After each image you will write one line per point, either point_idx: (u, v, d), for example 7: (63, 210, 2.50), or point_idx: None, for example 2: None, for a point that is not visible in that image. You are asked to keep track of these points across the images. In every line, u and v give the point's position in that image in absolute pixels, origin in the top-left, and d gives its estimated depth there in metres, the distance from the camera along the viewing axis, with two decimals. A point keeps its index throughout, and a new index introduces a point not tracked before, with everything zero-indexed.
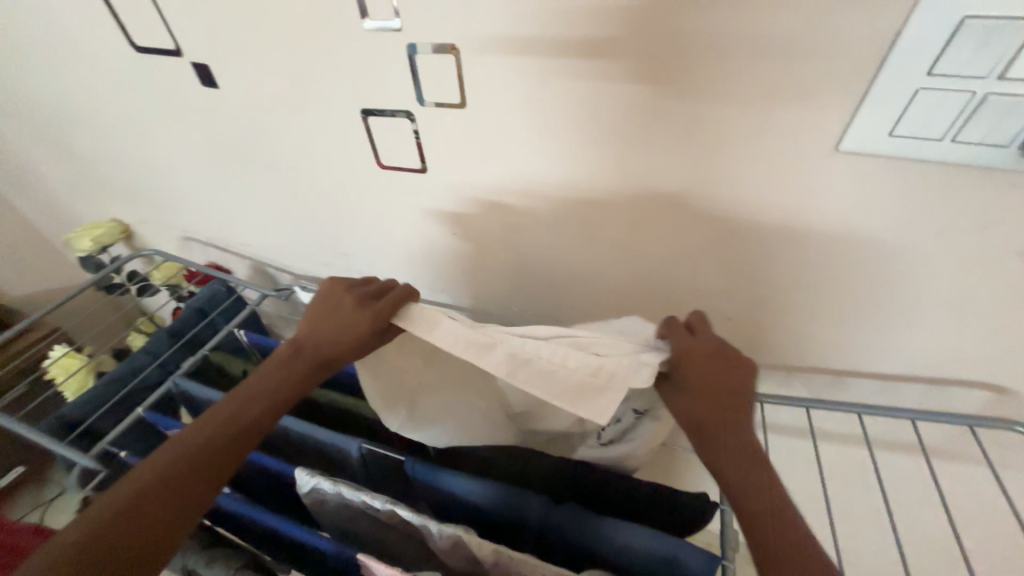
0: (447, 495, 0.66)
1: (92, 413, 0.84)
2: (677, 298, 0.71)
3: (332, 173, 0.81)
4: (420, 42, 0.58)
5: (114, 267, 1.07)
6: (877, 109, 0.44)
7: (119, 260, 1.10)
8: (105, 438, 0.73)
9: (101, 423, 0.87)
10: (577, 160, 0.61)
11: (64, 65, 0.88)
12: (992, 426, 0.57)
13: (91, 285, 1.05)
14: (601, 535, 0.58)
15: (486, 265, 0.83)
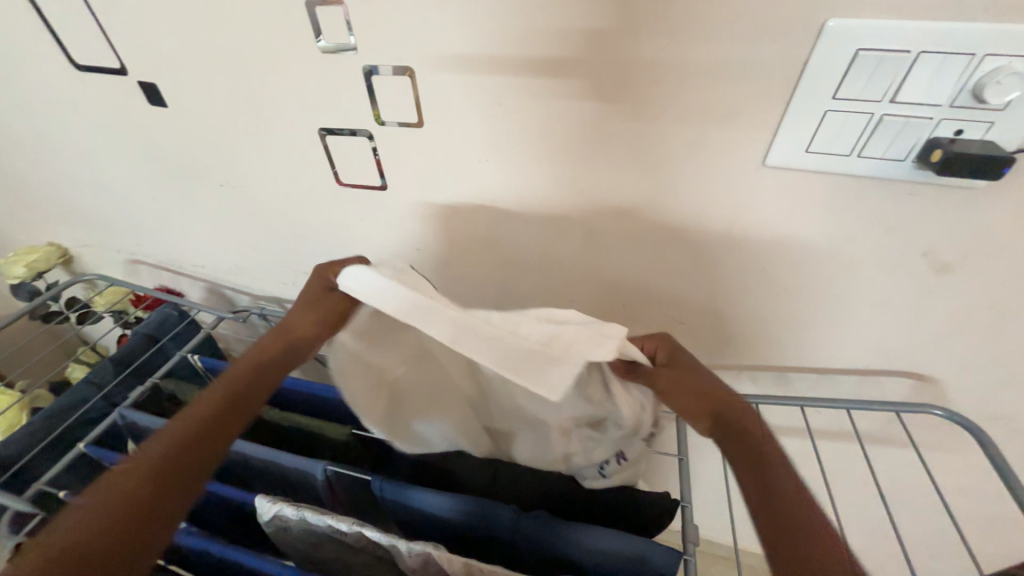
0: (416, 512, 0.65)
1: (26, 451, 0.78)
2: (632, 299, 0.74)
3: (290, 191, 0.81)
4: (377, 63, 0.60)
5: (52, 294, 1.00)
6: (794, 127, 0.50)
7: (57, 286, 1.03)
8: (42, 478, 0.69)
9: (37, 462, 0.81)
10: (533, 174, 0.64)
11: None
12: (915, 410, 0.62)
13: (25, 314, 0.97)
14: (569, 540, 0.58)
15: (447, 278, 0.83)
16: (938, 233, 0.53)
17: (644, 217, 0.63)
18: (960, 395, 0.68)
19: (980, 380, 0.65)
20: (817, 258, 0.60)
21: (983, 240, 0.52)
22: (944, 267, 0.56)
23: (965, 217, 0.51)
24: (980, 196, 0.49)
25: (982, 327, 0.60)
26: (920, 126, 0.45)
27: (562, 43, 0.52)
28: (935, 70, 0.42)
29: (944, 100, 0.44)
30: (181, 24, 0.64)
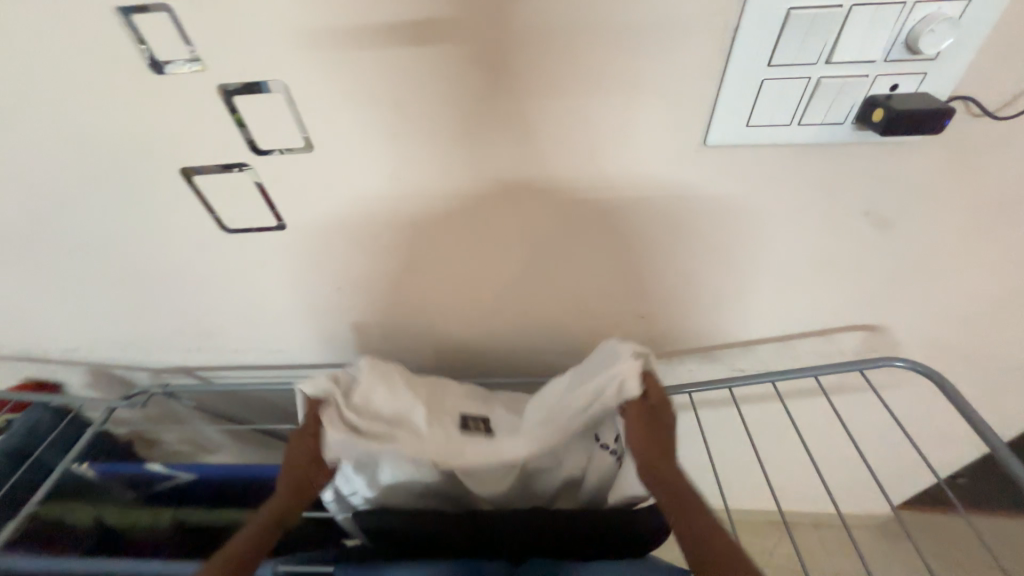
0: None
1: None
2: (573, 291, 0.67)
3: (168, 245, 0.66)
4: (234, 78, 0.48)
5: None
6: (731, 102, 0.45)
7: None
8: None
9: None
10: (456, 185, 0.56)
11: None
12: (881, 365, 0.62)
13: None
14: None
15: (375, 309, 0.73)
16: (879, 191, 0.52)
17: (577, 221, 0.58)
18: (909, 340, 0.70)
19: (926, 324, 0.67)
20: (763, 234, 0.58)
21: (922, 191, 0.52)
22: (887, 223, 0.55)
23: (902, 170, 0.50)
24: (912, 148, 0.48)
25: (924, 274, 0.61)
26: (858, 86, 0.42)
27: (456, 33, 0.45)
28: (868, 25, 0.39)
29: (878, 56, 0.41)
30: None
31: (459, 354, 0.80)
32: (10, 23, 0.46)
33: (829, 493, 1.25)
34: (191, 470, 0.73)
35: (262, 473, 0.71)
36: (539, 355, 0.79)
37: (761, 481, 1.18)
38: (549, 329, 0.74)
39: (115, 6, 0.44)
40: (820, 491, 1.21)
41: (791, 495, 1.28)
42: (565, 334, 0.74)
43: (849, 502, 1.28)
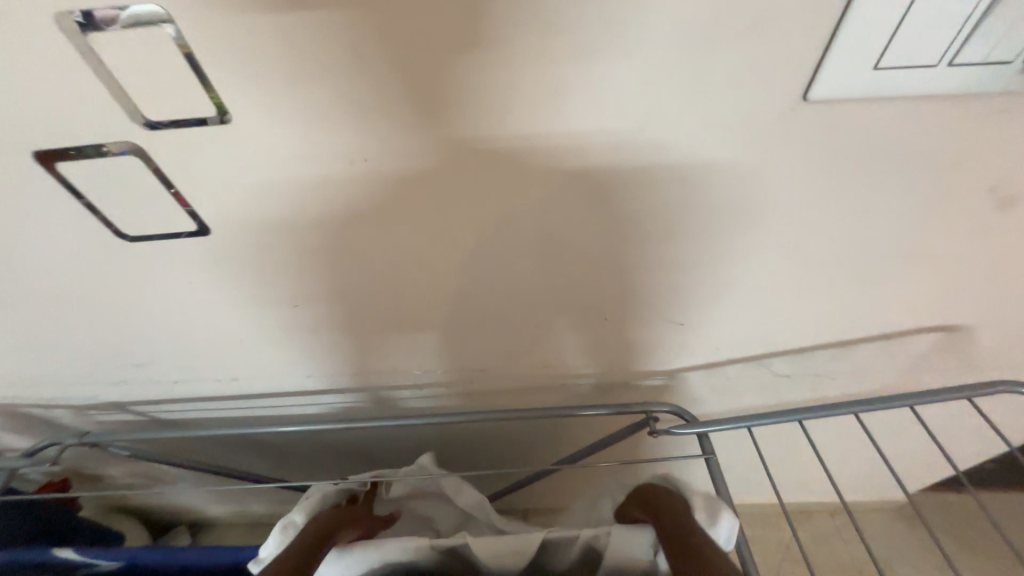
0: None
1: None
2: (575, 289, 0.54)
3: (65, 256, 0.49)
4: (91, 9, 0.32)
5: None
6: (857, 31, 0.33)
7: None
8: None
9: None
10: (448, 159, 0.41)
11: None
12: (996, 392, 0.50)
13: None
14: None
15: (342, 320, 0.59)
16: (1011, 159, 0.40)
17: (592, 208, 0.45)
18: (992, 337, 0.60)
19: (1015, 318, 0.57)
20: (834, 218, 0.46)
21: None
22: (1007, 200, 0.44)
23: None
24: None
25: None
26: None
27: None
28: None
29: None
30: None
31: (445, 367, 0.67)
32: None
33: (847, 485, 1.17)
34: (116, 556, 0.58)
35: (211, 553, 0.57)
36: (535, 370, 0.67)
37: (785, 478, 1.10)
38: (546, 334, 0.61)
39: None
40: (839, 484, 1.13)
41: (807, 490, 1.21)
42: (567, 339, 0.62)
43: (865, 490, 1.21)
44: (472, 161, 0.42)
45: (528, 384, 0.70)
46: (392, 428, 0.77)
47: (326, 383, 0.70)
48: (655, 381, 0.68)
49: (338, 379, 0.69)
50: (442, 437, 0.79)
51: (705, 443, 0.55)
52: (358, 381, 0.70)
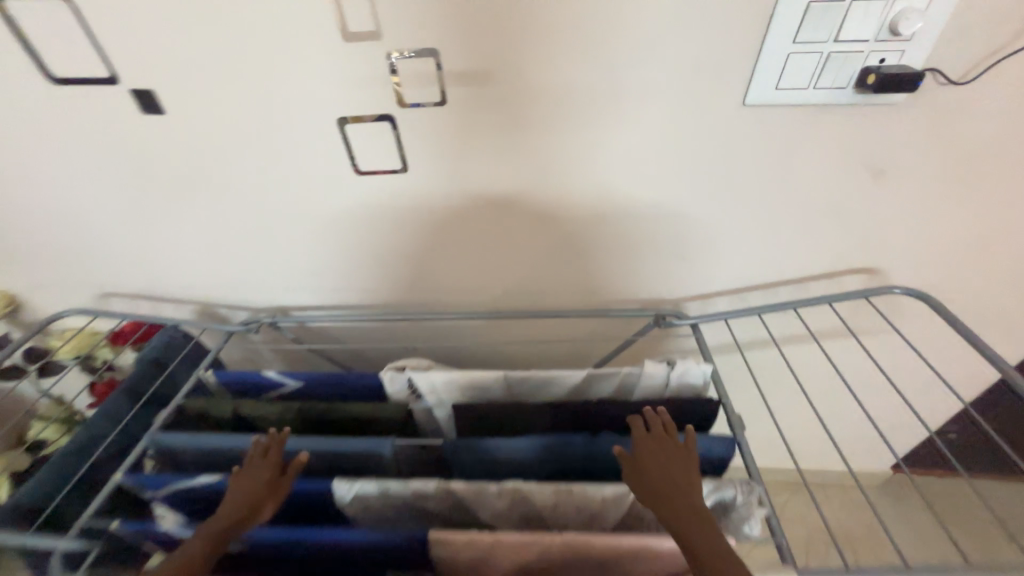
0: (497, 464, 0.70)
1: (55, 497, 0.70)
2: (607, 233, 0.84)
3: (303, 189, 0.82)
4: (384, 48, 0.65)
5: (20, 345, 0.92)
6: (765, 67, 0.63)
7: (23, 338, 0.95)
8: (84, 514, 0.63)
9: (71, 511, 0.73)
10: (546, 135, 0.72)
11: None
12: (881, 293, 0.78)
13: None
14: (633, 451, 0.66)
15: (451, 250, 0.89)
16: (873, 144, 0.69)
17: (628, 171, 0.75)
18: (900, 279, 0.86)
19: (912, 264, 0.83)
20: (788, 182, 0.74)
21: (905, 143, 0.69)
22: (879, 171, 0.72)
23: (888, 127, 0.67)
24: (897, 107, 0.65)
25: (911, 217, 0.77)
26: (857, 58, 0.60)
27: (570, 21, 0.62)
28: (863, 13, 0.57)
29: (871, 36, 0.58)
30: (176, 28, 0.65)
31: (513, 295, 0.95)
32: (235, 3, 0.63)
33: (832, 452, 1.37)
34: (298, 376, 0.83)
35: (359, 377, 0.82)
36: (578, 296, 0.94)
37: (773, 434, 1.32)
38: (586, 269, 0.89)
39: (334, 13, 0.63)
40: (823, 447, 1.34)
41: (800, 456, 1.41)
42: (601, 274, 0.90)
43: (856, 462, 1.40)
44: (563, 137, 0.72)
45: (572, 310, 0.96)
46: (468, 346, 1.05)
47: (427, 302, 1.00)
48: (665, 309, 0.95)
49: (435, 301, 0.99)
50: (503, 359, 1.07)
51: (695, 328, 0.83)
52: (453, 304, 0.99)
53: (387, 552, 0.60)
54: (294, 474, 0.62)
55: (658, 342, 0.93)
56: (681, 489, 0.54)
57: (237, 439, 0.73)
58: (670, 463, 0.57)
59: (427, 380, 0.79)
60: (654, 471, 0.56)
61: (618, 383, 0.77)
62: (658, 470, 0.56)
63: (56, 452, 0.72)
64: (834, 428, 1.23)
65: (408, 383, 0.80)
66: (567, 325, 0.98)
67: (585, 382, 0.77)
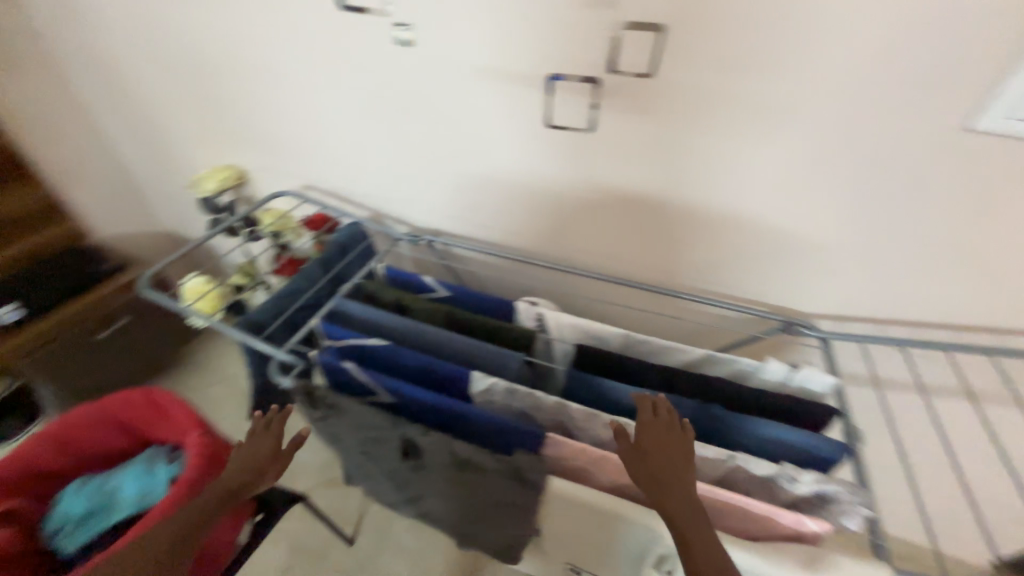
0: (603, 402, 0.78)
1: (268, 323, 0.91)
2: (761, 229, 0.86)
3: (494, 131, 0.93)
4: (614, 17, 0.72)
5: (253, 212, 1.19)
6: (1008, 94, 0.60)
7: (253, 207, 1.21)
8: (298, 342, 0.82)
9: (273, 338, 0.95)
10: (738, 123, 0.75)
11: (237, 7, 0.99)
12: None
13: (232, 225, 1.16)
14: (736, 428, 0.70)
15: (599, 212, 0.97)
16: None
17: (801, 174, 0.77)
18: None
19: None
20: (987, 218, 0.70)
21: None
22: None
23: None
24: None
25: None
26: None
27: (807, 17, 0.63)
28: None
29: None
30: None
31: (640, 266, 1.02)
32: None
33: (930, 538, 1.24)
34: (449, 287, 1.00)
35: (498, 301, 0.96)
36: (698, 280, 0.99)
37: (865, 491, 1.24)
38: (724, 258, 0.93)
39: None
40: (921, 528, 1.22)
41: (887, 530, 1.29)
42: (738, 267, 0.93)
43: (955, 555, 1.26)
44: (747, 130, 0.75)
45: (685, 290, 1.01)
46: (582, 300, 1.15)
47: (558, 255, 1.09)
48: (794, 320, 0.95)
49: (566, 255, 1.08)
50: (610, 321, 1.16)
51: (827, 342, 0.83)
52: (581, 262, 1.07)
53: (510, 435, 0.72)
54: (292, 451, 0.71)
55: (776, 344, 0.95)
56: (676, 470, 0.59)
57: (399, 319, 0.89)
58: (673, 446, 0.61)
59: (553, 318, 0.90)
60: (653, 455, 0.61)
61: (732, 369, 0.81)
62: (655, 452, 0.61)
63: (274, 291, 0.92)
64: (944, 509, 1.12)
65: (537, 315, 0.92)
66: (679, 304, 1.03)
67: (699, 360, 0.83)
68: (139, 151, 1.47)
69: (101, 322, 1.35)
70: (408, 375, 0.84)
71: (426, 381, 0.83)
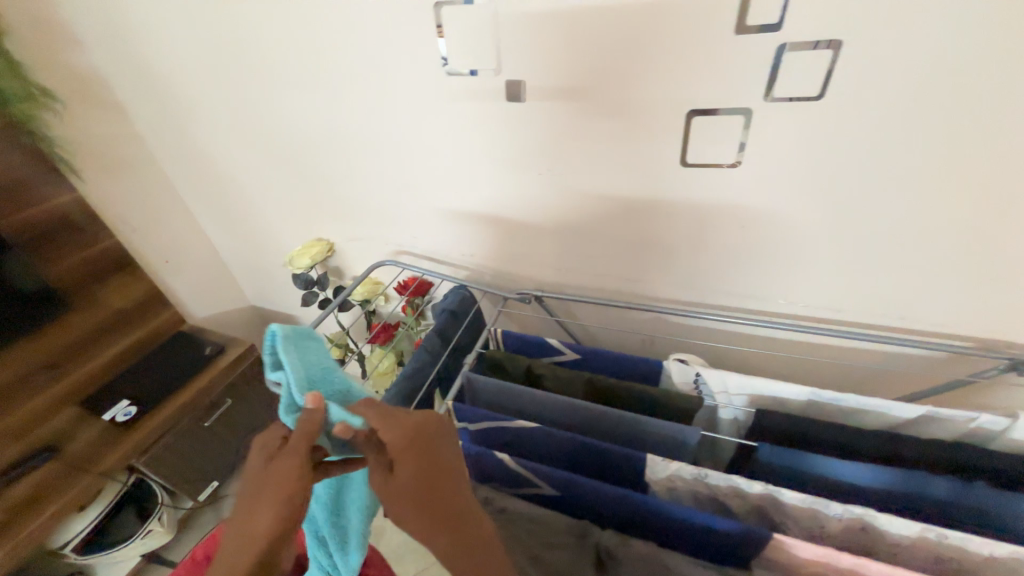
0: (826, 483, 0.65)
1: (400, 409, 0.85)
2: (918, 254, 0.78)
3: (612, 174, 0.87)
4: (795, 41, 0.64)
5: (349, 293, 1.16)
6: None
7: (348, 286, 1.18)
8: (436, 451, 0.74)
9: None
10: (904, 144, 0.68)
11: (330, 90, 0.98)
12: None
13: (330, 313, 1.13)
14: (1004, 510, 0.58)
15: (733, 256, 0.90)
16: None
17: (993, 172, 0.67)
18: None
19: None
20: None
21: None
22: None
23: None
24: None
25: None
26: None
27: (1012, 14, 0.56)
28: None
29: None
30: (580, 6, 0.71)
31: (771, 301, 0.93)
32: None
33: None
34: (578, 349, 0.89)
35: (637, 361, 0.86)
36: (835, 307, 0.89)
37: None
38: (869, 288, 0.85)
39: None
40: None
41: None
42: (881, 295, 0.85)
43: None
44: (918, 141, 0.67)
45: (829, 326, 0.92)
46: (708, 347, 1.04)
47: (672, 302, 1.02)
48: (974, 345, 0.83)
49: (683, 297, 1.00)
50: (741, 363, 1.04)
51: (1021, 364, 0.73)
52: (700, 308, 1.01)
53: (710, 527, 0.61)
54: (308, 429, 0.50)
55: (957, 377, 0.83)
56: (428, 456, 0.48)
57: (536, 394, 0.79)
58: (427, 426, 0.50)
59: (715, 377, 0.79)
60: (411, 476, 0.46)
61: (945, 424, 0.68)
62: (419, 473, 0.47)
63: (399, 375, 0.87)
64: None
65: (696, 377, 0.81)
66: (835, 346, 0.92)
67: (901, 418, 0.70)
68: (227, 232, 1.50)
69: (205, 409, 1.35)
70: (567, 459, 0.74)
71: (590, 466, 0.73)
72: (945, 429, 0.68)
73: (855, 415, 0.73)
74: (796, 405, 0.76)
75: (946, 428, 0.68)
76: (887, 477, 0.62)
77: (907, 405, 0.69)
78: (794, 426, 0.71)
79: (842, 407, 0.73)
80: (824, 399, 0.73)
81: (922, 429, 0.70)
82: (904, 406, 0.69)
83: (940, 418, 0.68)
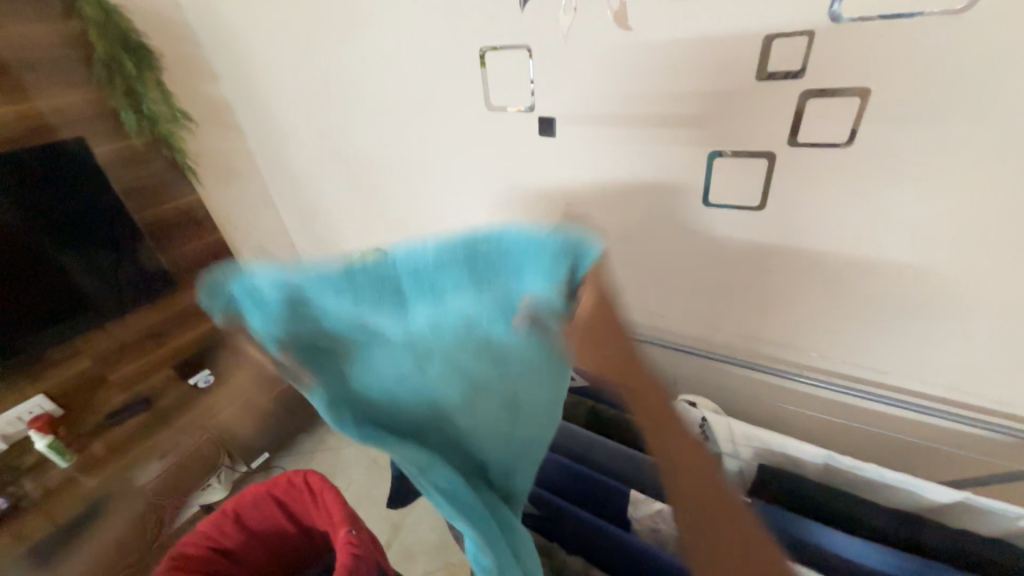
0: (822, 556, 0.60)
1: None
2: (972, 319, 0.70)
3: (635, 207, 0.89)
4: (819, 88, 0.63)
5: None
6: None
7: None
8: None
9: None
10: (946, 199, 0.63)
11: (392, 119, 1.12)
12: None
13: None
14: None
15: (759, 298, 0.87)
16: None
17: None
18: None
19: None
20: None
21: None
22: None
23: None
24: None
25: None
26: None
27: None
28: None
29: None
30: (608, 52, 0.76)
31: (803, 352, 0.88)
32: (674, 27, 0.69)
33: None
34: (587, 376, 0.91)
35: None
36: (878, 367, 0.82)
37: None
38: (915, 350, 0.77)
39: (767, 35, 0.63)
40: None
41: None
42: (931, 360, 0.77)
43: None
44: (963, 195, 0.62)
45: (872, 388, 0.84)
46: (732, 393, 0.99)
47: (696, 341, 1.00)
48: None
49: (707, 336, 0.98)
50: (769, 415, 0.98)
51: None
52: (725, 350, 0.97)
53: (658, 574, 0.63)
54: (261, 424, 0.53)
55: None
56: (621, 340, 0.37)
57: None
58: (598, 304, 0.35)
59: (721, 424, 0.76)
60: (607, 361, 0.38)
61: (981, 514, 0.61)
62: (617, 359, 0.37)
63: None
64: None
65: (702, 421, 0.79)
66: (875, 410, 0.84)
67: (928, 499, 0.63)
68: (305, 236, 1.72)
69: (267, 387, 1.54)
70: (549, 481, 0.76)
71: (576, 493, 0.74)
72: (981, 521, 0.61)
73: (874, 489, 0.67)
74: (809, 469, 0.71)
75: (981, 520, 0.61)
76: (899, 564, 0.56)
77: (935, 486, 0.63)
78: (798, 488, 0.67)
79: (861, 478, 0.67)
80: (840, 466, 0.68)
81: (953, 516, 0.63)
82: (939, 487, 0.62)
83: (974, 507, 0.61)
